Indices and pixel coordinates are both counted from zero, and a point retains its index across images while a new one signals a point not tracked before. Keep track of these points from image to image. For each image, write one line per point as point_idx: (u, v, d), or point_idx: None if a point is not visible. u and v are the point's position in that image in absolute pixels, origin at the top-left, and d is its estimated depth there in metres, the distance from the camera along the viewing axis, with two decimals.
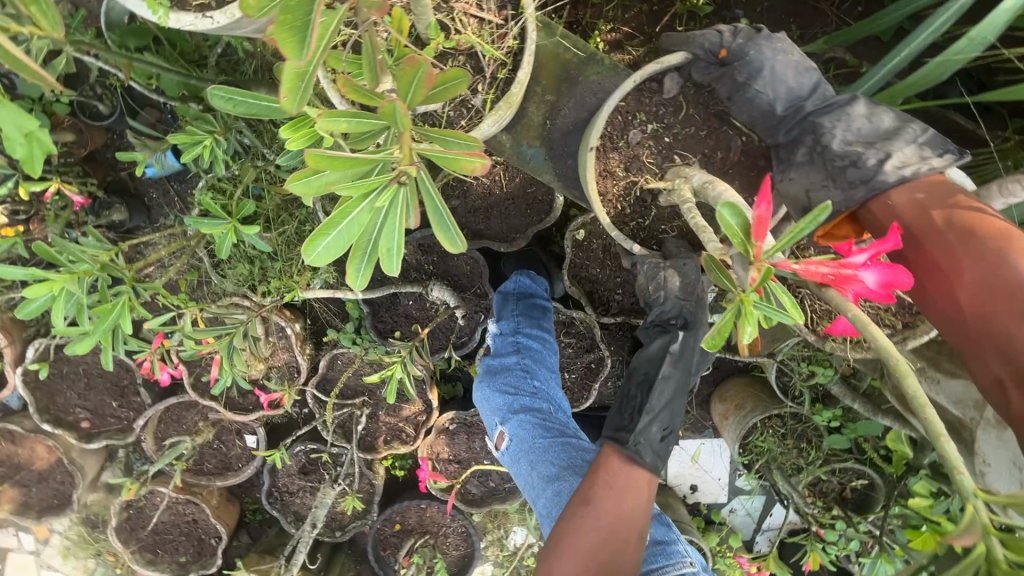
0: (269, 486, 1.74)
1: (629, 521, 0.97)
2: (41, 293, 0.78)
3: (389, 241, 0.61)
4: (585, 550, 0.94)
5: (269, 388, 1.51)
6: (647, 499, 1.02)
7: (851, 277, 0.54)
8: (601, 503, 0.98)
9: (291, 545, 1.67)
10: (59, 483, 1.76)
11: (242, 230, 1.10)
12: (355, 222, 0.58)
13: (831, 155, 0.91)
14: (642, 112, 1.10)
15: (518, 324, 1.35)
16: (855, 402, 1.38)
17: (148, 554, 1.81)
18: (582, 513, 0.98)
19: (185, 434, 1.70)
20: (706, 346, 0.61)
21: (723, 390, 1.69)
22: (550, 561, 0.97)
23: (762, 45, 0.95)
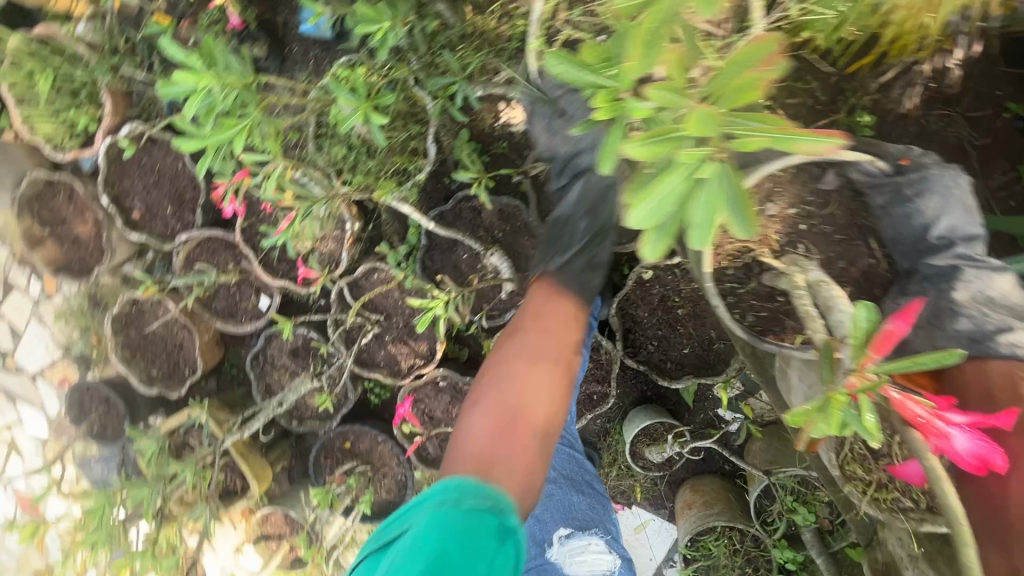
0: (259, 350, 1.80)
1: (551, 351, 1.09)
2: (187, 80, 0.83)
3: (694, 220, 0.53)
4: (502, 385, 1.03)
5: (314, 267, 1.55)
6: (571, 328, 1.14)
7: (940, 430, 0.66)
8: (528, 371, 1.05)
9: (253, 410, 1.71)
10: (88, 252, 1.86)
11: (373, 114, 1.16)
12: (665, 197, 0.54)
13: (952, 303, 0.90)
14: (785, 193, 1.13)
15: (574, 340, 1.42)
16: (820, 556, 1.35)
17: (127, 351, 1.89)
18: (507, 371, 1.05)
19: (213, 267, 1.76)
20: (789, 420, 0.68)
21: (698, 481, 1.66)
22: (476, 403, 1.05)
23: (944, 172, 0.96)
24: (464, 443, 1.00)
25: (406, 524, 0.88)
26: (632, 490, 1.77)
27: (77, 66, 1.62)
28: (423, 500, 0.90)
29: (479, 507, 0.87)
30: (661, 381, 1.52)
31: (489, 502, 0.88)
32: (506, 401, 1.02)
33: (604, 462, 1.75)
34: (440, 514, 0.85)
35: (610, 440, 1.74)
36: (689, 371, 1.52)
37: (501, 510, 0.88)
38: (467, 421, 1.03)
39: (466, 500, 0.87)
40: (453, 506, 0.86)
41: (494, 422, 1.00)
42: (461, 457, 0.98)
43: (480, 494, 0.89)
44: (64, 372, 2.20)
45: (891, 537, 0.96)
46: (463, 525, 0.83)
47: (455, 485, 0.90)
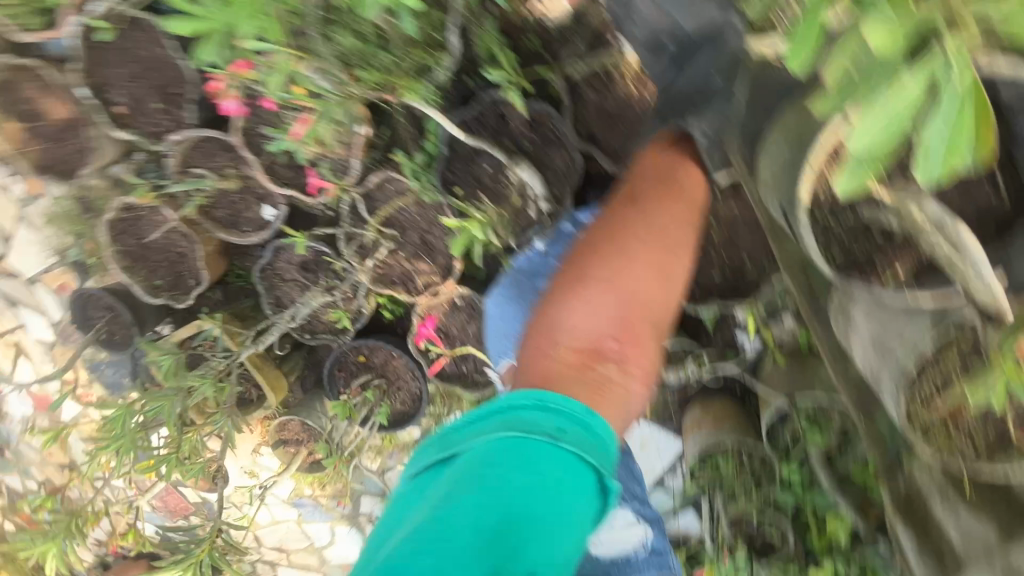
0: (267, 263, 1.72)
1: (673, 229, 0.93)
2: None
3: (926, 136, 0.47)
4: (624, 256, 0.86)
5: (327, 177, 1.46)
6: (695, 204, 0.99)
7: None
8: (655, 240, 0.90)
9: (264, 324, 1.66)
10: (70, 150, 1.69)
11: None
12: (886, 110, 0.49)
13: None
14: None
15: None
16: (825, 477, 1.40)
17: (128, 259, 1.81)
18: (624, 246, 0.87)
19: (211, 172, 1.62)
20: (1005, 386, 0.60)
21: (706, 401, 1.71)
22: (602, 253, 0.88)
23: None
24: (556, 325, 0.82)
25: (463, 439, 0.73)
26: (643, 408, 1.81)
27: None
28: (477, 418, 0.74)
29: (546, 419, 0.71)
30: (686, 307, 1.49)
31: (557, 433, 0.69)
32: (623, 276, 0.84)
33: None
34: (502, 430, 0.70)
35: None
36: (717, 296, 1.49)
37: (574, 424, 0.71)
38: (565, 297, 0.84)
39: (532, 416, 0.71)
40: (518, 419, 0.71)
41: (603, 303, 0.82)
42: (552, 342, 0.80)
43: (570, 422, 0.71)
44: (64, 278, 2.14)
45: (919, 467, 0.94)
46: (534, 448, 0.68)
47: (519, 399, 0.73)
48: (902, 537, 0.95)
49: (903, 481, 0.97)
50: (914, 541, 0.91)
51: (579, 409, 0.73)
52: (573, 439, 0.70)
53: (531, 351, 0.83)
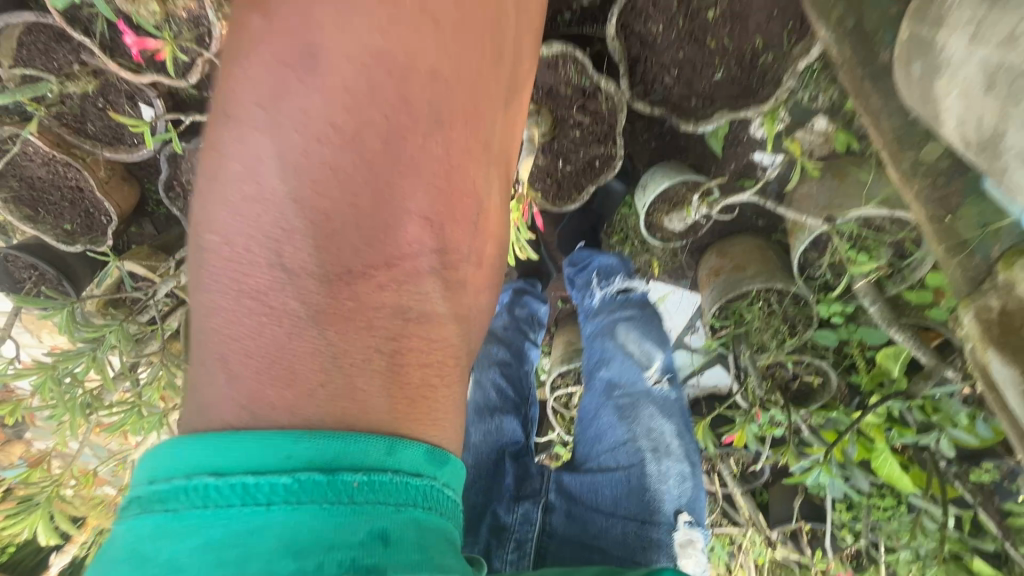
0: (169, 178, 1.41)
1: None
2: None
3: None
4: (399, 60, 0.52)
5: (149, 32, 1.09)
6: None
7: None
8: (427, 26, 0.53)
9: (185, 252, 1.40)
10: None
11: None
12: None
13: None
14: None
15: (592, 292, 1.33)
16: (875, 306, 1.14)
17: (21, 207, 1.53)
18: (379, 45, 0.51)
19: (52, 74, 1.26)
20: None
21: (726, 245, 1.41)
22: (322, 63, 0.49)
23: None
24: (296, 212, 0.47)
25: (161, 547, 0.38)
26: (647, 264, 1.55)
27: None
28: (201, 518, 0.38)
29: (357, 518, 0.40)
30: (682, 127, 1.12)
31: (381, 548, 0.40)
32: (408, 110, 0.52)
33: (613, 241, 1.53)
34: (268, 570, 0.37)
35: (618, 215, 1.46)
36: (721, 106, 1.09)
37: (406, 507, 0.43)
38: (283, 166, 0.47)
39: (328, 533, 0.39)
40: (302, 539, 0.39)
41: (386, 163, 0.51)
42: (290, 249, 0.47)
43: (395, 502, 0.42)
44: None
45: (1020, 271, 0.66)
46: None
47: (282, 483, 0.39)
48: (997, 373, 0.68)
49: (995, 296, 0.70)
50: (1021, 375, 0.65)
51: (413, 465, 0.44)
52: (414, 544, 0.42)
53: (218, 286, 0.45)
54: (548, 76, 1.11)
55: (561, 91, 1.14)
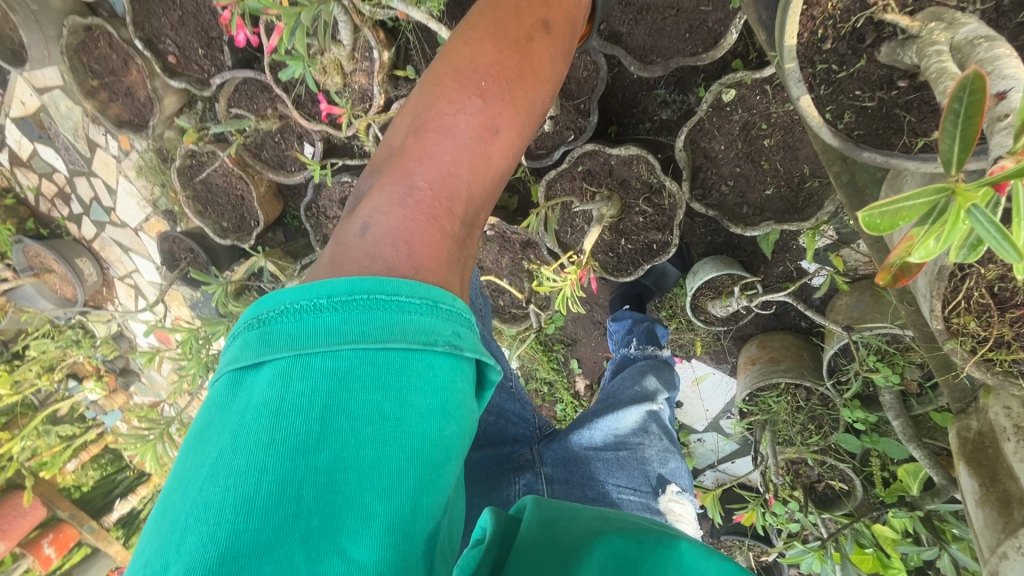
0: (310, 201, 1.78)
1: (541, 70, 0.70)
2: None
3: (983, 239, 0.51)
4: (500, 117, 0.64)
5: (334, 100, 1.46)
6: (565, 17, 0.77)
7: None
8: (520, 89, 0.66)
9: (310, 260, 1.74)
10: (141, 104, 1.85)
11: None
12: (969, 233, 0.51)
13: None
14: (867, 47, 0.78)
15: (627, 344, 1.50)
16: (896, 420, 1.22)
17: (198, 203, 1.97)
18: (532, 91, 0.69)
19: (253, 113, 1.69)
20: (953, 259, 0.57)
21: (767, 337, 1.54)
22: (439, 116, 0.62)
23: None
24: (458, 186, 0.60)
25: (281, 351, 0.47)
26: (691, 342, 1.69)
27: None
28: (305, 320, 0.48)
29: (440, 324, 0.52)
30: (732, 229, 1.31)
31: (458, 343, 0.52)
32: (503, 135, 0.64)
33: (662, 316, 1.69)
34: (376, 347, 0.47)
35: (671, 294, 1.63)
36: (770, 217, 1.29)
37: (466, 326, 0.55)
38: (397, 189, 0.57)
39: (415, 322, 0.50)
40: (398, 327, 0.49)
41: (472, 191, 0.62)
42: (437, 210, 0.58)
43: (464, 322, 0.55)
44: (160, 224, 2.42)
45: (994, 400, 0.77)
46: (432, 366, 0.49)
47: (380, 295, 0.49)
48: (964, 482, 0.78)
49: (975, 418, 0.81)
50: (978, 484, 0.75)
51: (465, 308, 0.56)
52: (470, 343, 0.54)
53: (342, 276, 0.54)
54: (623, 171, 1.36)
55: (632, 184, 1.37)
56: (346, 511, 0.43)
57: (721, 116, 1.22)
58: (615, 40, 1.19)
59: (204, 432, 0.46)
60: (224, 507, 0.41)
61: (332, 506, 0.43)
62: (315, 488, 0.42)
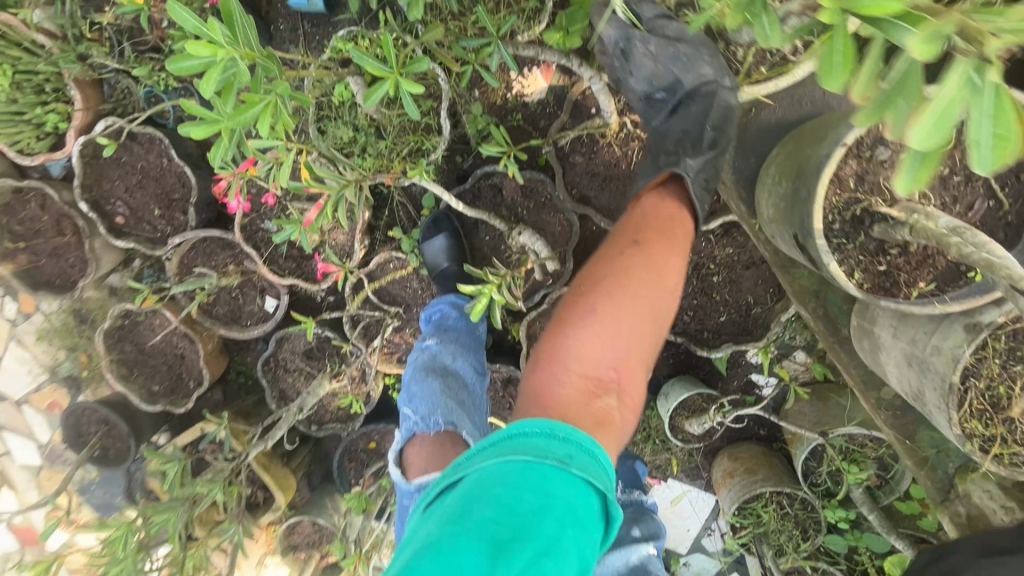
0: (270, 355, 1.68)
1: (644, 258, 0.90)
2: (201, 53, 0.69)
3: None
4: (606, 299, 0.85)
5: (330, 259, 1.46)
6: (670, 214, 0.98)
7: None
8: (626, 275, 0.88)
9: (272, 419, 1.60)
10: (68, 265, 1.69)
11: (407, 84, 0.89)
12: None
13: None
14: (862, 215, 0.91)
15: (615, 488, 1.51)
16: (872, 515, 1.33)
17: (125, 367, 1.75)
18: (638, 291, 0.87)
19: (212, 270, 1.63)
20: None
21: (736, 450, 1.65)
22: (567, 308, 0.87)
23: None
24: (579, 353, 0.81)
25: (454, 474, 0.70)
26: (667, 460, 1.76)
27: (37, 57, 1.44)
28: (472, 454, 0.71)
29: (554, 446, 0.69)
30: (699, 352, 1.47)
31: (566, 459, 0.67)
32: (610, 308, 0.84)
33: (638, 440, 1.75)
34: (503, 458, 0.67)
35: (644, 416, 1.72)
36: (728, 339, 1.48)
37: (580, 450, 0.70)
38: (536, 363, 0.83)
39: (535, 442, 0.69)
40: (520, 446, 0.68)
41: (589, 353, 0.81)
42: (559, 373, 0.80)
43: (580, 447, 0.70)
44: (55, 394, 2.07)
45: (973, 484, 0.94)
46: (543, 471, 0.65)
47: (515, 431, 0.72)
48: None
49: (960, 503, 0.95)
50: None
51: (580, 438, 0.71)
52: (581, 463, 0.68)
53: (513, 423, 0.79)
54: None
55: None
56: (468, 563, 0.56)
57: None
58: (584, 202, 1.40)
59: (405, 536, 0.67)
60: (400, 564, 0.59)
61: (459, 557, 0.57)
62: (451, 542, 0.58)
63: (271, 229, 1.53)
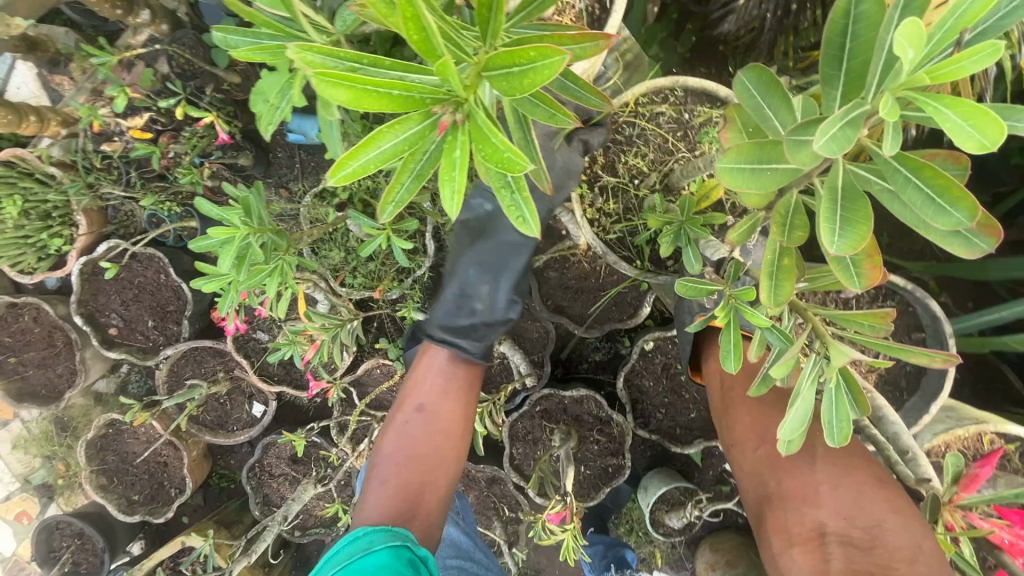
0: (256, 462, 1.70)
1: (418, 407, 1.18)
2: (220, 235, 0.80)
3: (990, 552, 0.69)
4: (392, 453, 1.12)
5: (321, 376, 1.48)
6: (431, 360, 1.23)
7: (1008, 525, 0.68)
8: (410, 429, 1.15)
9: (256, 530, 1.60)
10: (55, 375, 1.71)
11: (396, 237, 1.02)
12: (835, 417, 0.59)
13: None
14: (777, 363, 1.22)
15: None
16: None
17: (105, 477, 1.73)
18: (419, 434, 1.14)
19: (202, 378, 1.67)
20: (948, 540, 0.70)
21: (716, 539, 1.69)
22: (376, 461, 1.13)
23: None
24: (377, 500, 1.05)
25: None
26: (652, 553, 1.77)
27: (47, 186, 1.55)
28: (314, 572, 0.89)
29: (359, 542, 0.89)
30: (673, 448, 1.55)
31: (369, 545, 0.88)
32: (388, 456, 1.11)
33: (621, 532, 1.79)
34: (330, 566, 0.87)
35: (626, 509, 1.76)
36: (697, 434, 1.57)
37: (383, 537, 0.90)
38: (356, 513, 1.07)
39: (351, 543, 0.90)
40: (343, 550, 0.89)
41: (391, 499, 1.04)
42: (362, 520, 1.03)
43: (377, 535, 0.91)
44: (24, 504, 2.00)
45: None
46: (353, 562, 0.86)
47: (341, 543, 0.91)
48: None
49: None
50: None
51: (380, 530, 0.92)
52: (385, 540, 0.90)
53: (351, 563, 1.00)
54: (575, 407, 1.58)
55: (584, 417, 1.59)
56: None
57: (649, 359, 1.54)
58: (558, 312, 1.51)
59: None
60: None
61: None
62: None
63: (262, 340, 1.60)
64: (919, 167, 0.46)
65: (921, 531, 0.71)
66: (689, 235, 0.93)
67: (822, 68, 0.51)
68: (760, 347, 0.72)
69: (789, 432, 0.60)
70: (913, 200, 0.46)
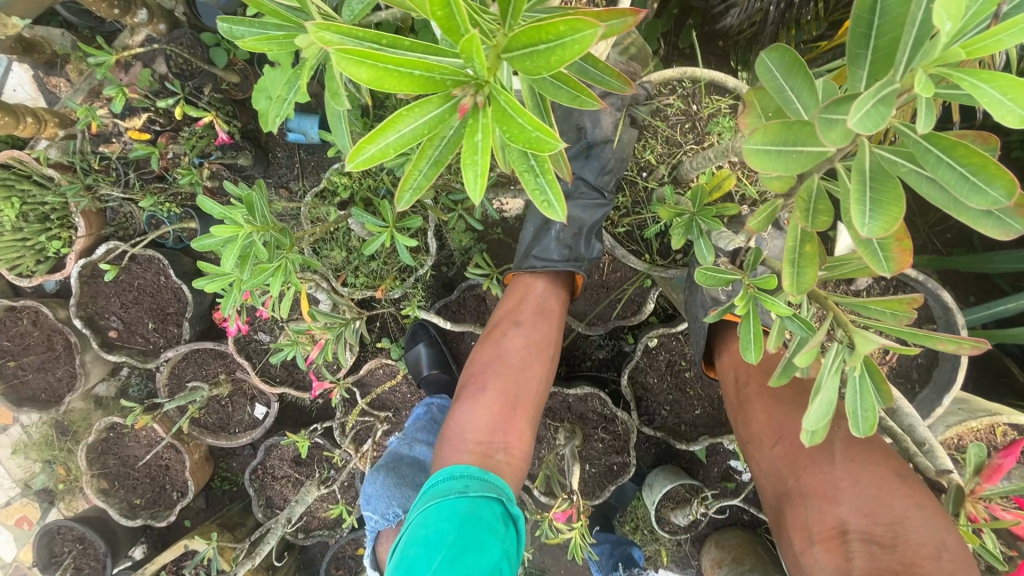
0: (258, 464, 1.69)
1: (507, 331, 1.09)
2: (223, 233, 0.79)
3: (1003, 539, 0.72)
4: (479, 380, 1.03)
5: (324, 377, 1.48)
6: (518, 293, 1.16)
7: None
8: (498, 353, 1.06)
9: (260, 533, 1.59)
10: (55, 379, 1.69)
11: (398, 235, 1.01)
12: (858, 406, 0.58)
13: None
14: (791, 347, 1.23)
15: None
16: None
17: (106, 480, 1.72)
18: (511, 358, 1.04)
19: (203, 380, 1.66)
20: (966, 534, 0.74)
21: (721, 536, 1.68)
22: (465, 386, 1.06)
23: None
24: (468, 425, 0.97)
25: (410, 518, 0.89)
26: (658, 551, 1.77)
27: (45, 188, 1.54)
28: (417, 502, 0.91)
29: (453, 484, 0.88)
30: (678, 445, 1.55)
31: (462, 488, 0.86)
32: (480, 381, 1.03)
33: (626, 530, 1.78)
34: (425, 507, 0.87)
35: (631, 507, 1.76)
36: (702, 430, 1.56)
37: (475, 480, 0.88)
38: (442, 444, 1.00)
39: (445, 483, 0.88)
40: (436, 492, 0.88)
41: (479, 426, 0.97)
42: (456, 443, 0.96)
43: (475, 479, 0.88)
44: (25, 509, 1.98)
45: None
46: (444, 506, 0.84)
47: (433, 483, 0.91)
48: None
49: None
50: None
51: (472, 472, 0.89)
52: (477, 487, 0.86)
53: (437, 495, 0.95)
54: (579, 405, 1.58)
55: (589, 415, 1.59)
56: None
57: (651, 356, 1.54)
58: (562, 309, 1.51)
59: None
60: None
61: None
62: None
63: (264, 341, 1.59)
64: (951, 147, 0.45)
65: (946, 530, 0.71)
66: (700, 226, 0.93)
67: (848, 48, 0.51)
68: (780, 338, 0.73)
69: (812, 421, 0.59)
70: (945, 179, 0.46)
